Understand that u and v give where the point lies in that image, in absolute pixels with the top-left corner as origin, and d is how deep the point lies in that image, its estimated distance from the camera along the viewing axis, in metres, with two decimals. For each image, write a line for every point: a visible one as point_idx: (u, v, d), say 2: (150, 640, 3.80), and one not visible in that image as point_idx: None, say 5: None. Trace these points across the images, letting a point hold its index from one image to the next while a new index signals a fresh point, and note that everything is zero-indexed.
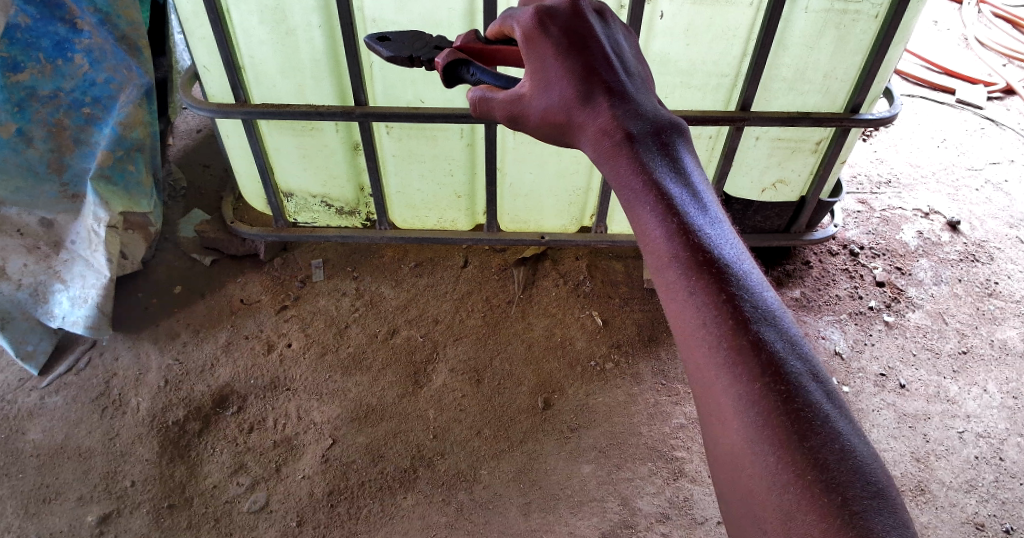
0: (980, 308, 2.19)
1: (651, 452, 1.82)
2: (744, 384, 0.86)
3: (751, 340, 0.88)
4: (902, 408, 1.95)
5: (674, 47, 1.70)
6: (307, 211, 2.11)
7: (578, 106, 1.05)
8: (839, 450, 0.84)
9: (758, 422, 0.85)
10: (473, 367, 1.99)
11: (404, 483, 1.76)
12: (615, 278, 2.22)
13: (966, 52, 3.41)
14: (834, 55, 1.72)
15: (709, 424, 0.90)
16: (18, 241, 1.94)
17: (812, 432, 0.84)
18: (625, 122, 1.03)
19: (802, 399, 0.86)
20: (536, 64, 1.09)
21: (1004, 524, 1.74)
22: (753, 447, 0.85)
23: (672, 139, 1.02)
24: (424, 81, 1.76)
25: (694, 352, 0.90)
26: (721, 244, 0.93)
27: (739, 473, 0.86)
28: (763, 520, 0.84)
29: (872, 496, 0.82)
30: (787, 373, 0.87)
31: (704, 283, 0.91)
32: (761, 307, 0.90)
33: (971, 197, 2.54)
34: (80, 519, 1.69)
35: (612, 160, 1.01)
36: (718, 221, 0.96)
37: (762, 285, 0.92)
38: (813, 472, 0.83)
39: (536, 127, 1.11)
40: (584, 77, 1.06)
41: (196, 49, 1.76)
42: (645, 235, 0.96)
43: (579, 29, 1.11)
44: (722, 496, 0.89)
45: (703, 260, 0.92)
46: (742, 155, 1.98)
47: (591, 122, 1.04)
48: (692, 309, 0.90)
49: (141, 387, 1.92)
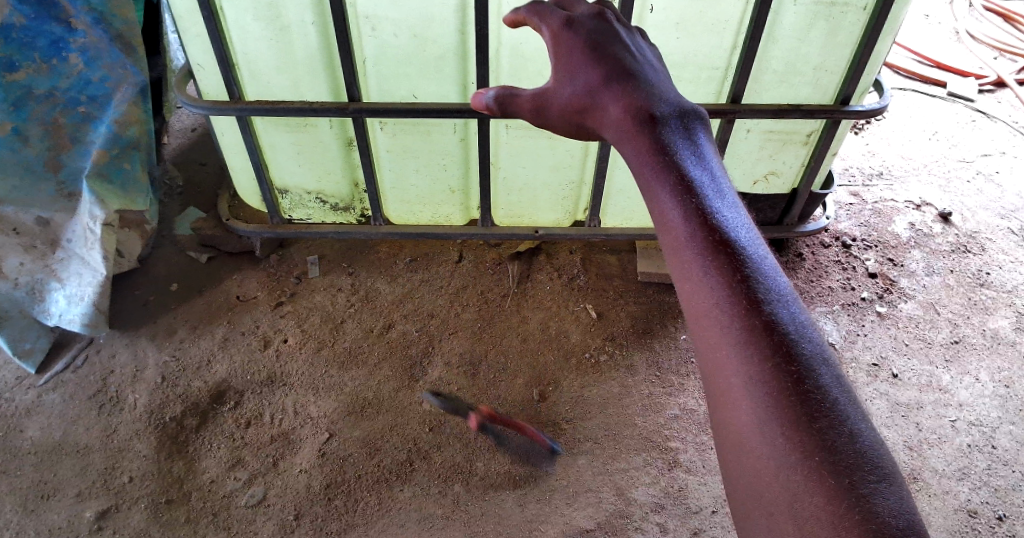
0: (971, 298, 2.21)
1: (645, 443, 1.84)
2: (755, 363, 0.90)
3: (765, 320, 0.91)
4: (894, 397, 1.97)
5: (665, 40, 1.71)
6: (302, 207, 2.12)
7: (600, 93, 1.17)
8: (847, 433, 0.87)
9: (768, 402, 0.88)
10: (468, 360, 2.01)
11: (401, 475, 1.78)
12: (608, 272, 2.23)
13: (957, 45, 3.43)
14: (823, 47, 1.74)
15: (719, 405, 0.93)
16: (15, 240, 1.94)
17: (820, 414, 0.87)
18: (647, 109, 1.12)
19: (812, 381, 0.89)
20: (563, 57, 1.22)
21: (997, 511, 1.76)
22: (762, 426, 0.88)
23: (692, 128, 1.10)
24: (418, 77, 1.77)
25: (706, 330, 0.95)
26: (736, 227, 0.99)
27: (744, 452, 0.90)
28: (770, 501, 0.87)
29: (879, 480, 0.84)
30: (798, 355, 0.90)
31: (718, 263, 0.96)
32: (775, 290, 0.94)
33: (962, 189, 2.56)
34: (79, 515, 1.70)
35: (633, 140, 1.10)
36: (734, 208, 1.01)
37: (775, 270, 0.96)
38: (821, 454, 0.85)
39: (560, 113, 1.22)
40: (608, 69, 1.18)
41: (191, 46, 1.76)
42: (664, 217, 1.02)
43: (604, 30, 1.23)
44: (729, 479, 0.92)
45: (719, 241, 0.97)
46: (733, 147, 1.99)
47: (612, 107, 1.15)
48: (707, 289, 0.95)
49: (138, 383, 1.93)
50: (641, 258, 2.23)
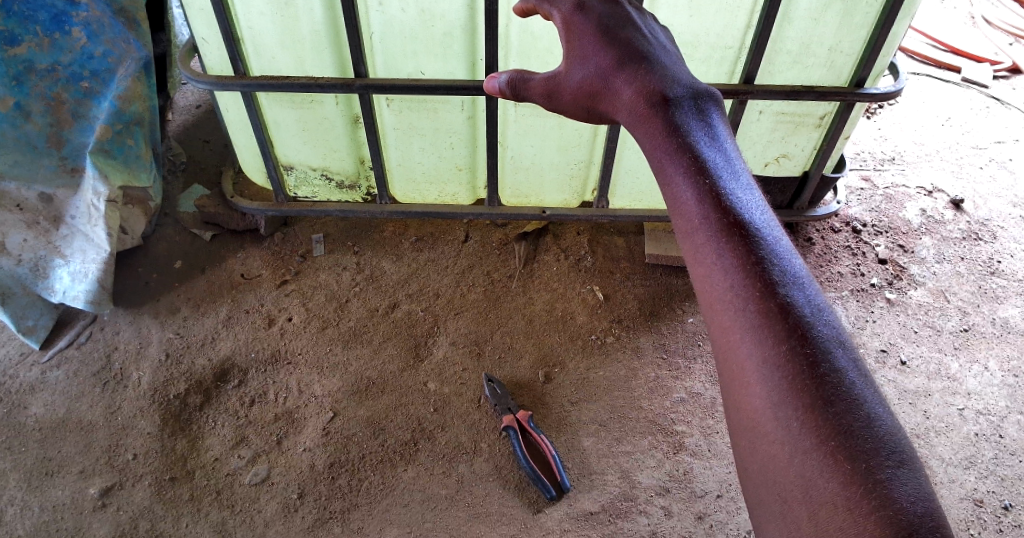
0: (982, 286, 2.18)
1: (651, 426, 1.83)
2: (769, 346, 0.88)
3: (779, 304, 0.89)
4: (902, 384, 1.95)
5: (678, 18, 1.67)
6: (307, 185, 2.10)
7: (612, 76, 1.15)
8: (864, 418, 0.84)
9: (782, 386, 0.87)
10: (474, 340, 1.99)
11: (405, 455, 1.77)
12: (616, 254, 2.20)
13: (972, 30, 3.38)
14: (839, 28, 1.70)
15: (733, 388, 0.92)
16: (18, 216, 1.92)
17: (837, 398, 0.85)
18: (659, 91, 1.09)
19: (826, 365, 0.87)
20: (575, 42, 1.21)
21: (1004, 500, 1.75)
22: (776, 411, 0.87)
23: (706, 108, 1.08)
24: (425, 52, 1.75)
25: (720, 315, 0.93)
26: (750, 208, 0.97)
27: (759, 437, 0.88)
28: (785, 486, 0.86)
29: (897, 466, 0.82)
30: (814, 337, 0.88)
31: (733, 245, 0.93)
32: (790, 273, 0.92)
33: (974, 175, 2.52)
34: (82, 492, 1.70)
35: (646, 122, 1.08)
36: (749, 189, 0.99)
37: (791, 253, 0.94)
38: (836, 439, 0.84)
39: (572, 98, 1.20)
40: (619, 52, 1.16)
41: (195, 21, 1.73)
42: (677, 200, 1.00)
43: (615, 14, 1.22)
44: (744, 464, 0.91)
45: (733, 223, 0.95)
46: (745, 129, 1.96)
47: (624, 90, 1.13)
48: (721, 271, 0.93)
49: (142, 361, 1.92)
50: (649, 241, 2.19)
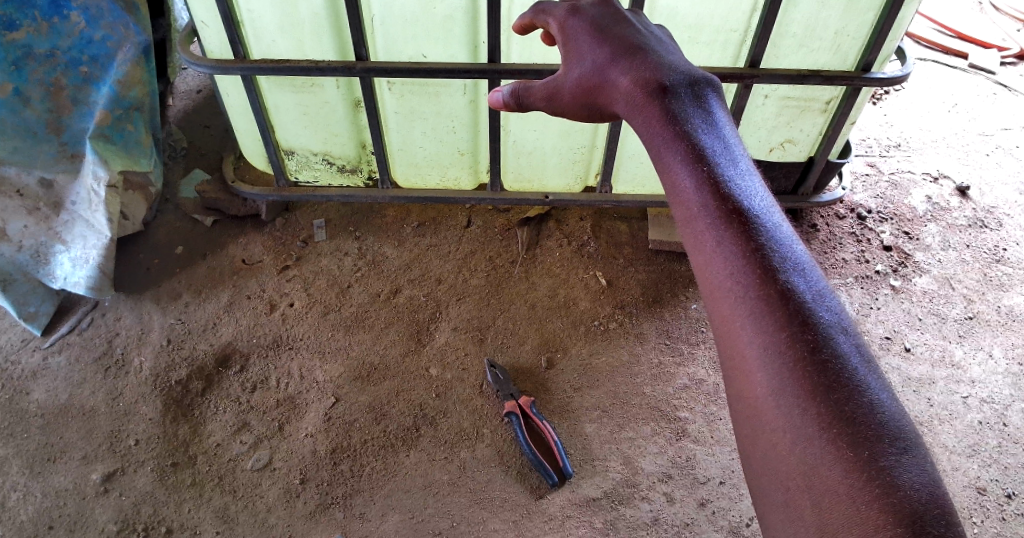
0: (987, 274, 2.16)
1: (654, 412, 1.82)
2: (769, 334, 0.87)
3: (780, 290, 0.88)
4: (907, 372, 1.94)
5: (681, 2, 1.66)
6: (307, 169, 2.08)
7: (609, 68, 1.13)
8: (867, 405, 0.83)
9: (782, 373, 0.86)
10: (476, 326, 1.98)
11: (407, 440, 1.76)
12: (619, 239, 2.19)
13: (980, 16, 3.34)
14: (845, 12, 1.68)
15: (734, 377, 0.91)
16: (18, 202, 1.91)
17: (839, 385, 0.84)
18: (656, 79, 1.08)
19: (828, 351, 0.85)
20: (570, 43, 1.21)
21: (1007, 488, 1.74)
22: (777, 399, 0.86)
23: (704, 93, 1.06)
24: (426, 35, 1.73)
25: (720, 304, 0.92)
26: (749, 194, 0.95)
27: (761, 426, 0.87)
28: (788, 473, 0.85)
29: (900, 453, 0.81)
30: (815, 324, 0.87)
31: (732, 232, 0.92)
32: (790, 258, 0.91)
33: (980, 162, 2.50)
34: (85, 477, 1.70)
35: (643, 112, 1.06)
36: (748, 175, 0.98)
37: (792, 238, 0.93)
38: (839, 425, 0.83)
39: (572, 96, 1.19)
40: (615, 44, 1.15)
41: (194, 4, 1.72)
42: (675, 188, 0.99)
43: (610, 11, 1.21)
44: (745, 454, 0.90)
45: (732, 209, 0.94)
46: (750, 113, 1.94)
47: (620, 80, 1.11)
48: (720, 258, 0.92)
49: (143, 347, 1.92)
50: (653, 226, 2.19)
